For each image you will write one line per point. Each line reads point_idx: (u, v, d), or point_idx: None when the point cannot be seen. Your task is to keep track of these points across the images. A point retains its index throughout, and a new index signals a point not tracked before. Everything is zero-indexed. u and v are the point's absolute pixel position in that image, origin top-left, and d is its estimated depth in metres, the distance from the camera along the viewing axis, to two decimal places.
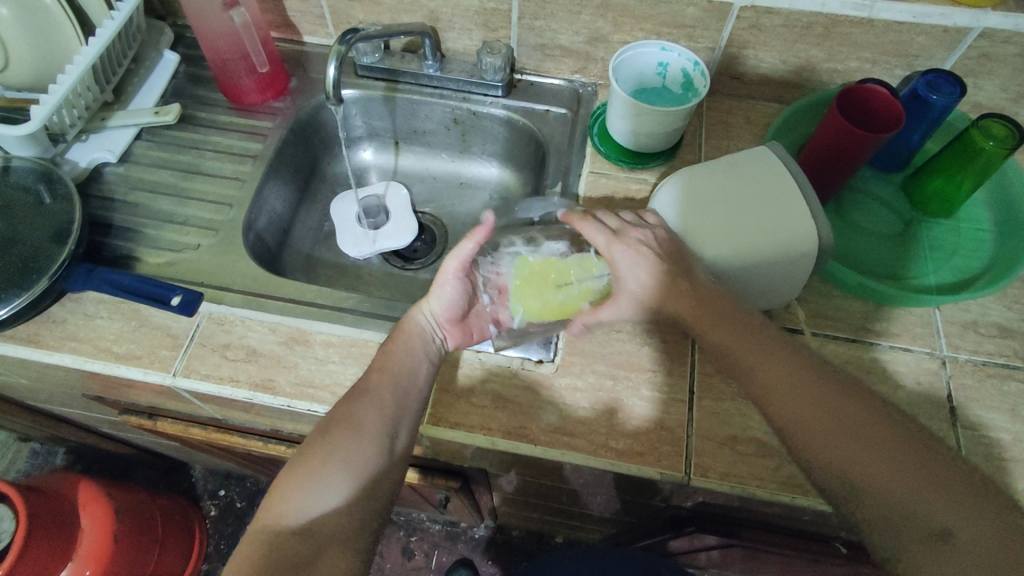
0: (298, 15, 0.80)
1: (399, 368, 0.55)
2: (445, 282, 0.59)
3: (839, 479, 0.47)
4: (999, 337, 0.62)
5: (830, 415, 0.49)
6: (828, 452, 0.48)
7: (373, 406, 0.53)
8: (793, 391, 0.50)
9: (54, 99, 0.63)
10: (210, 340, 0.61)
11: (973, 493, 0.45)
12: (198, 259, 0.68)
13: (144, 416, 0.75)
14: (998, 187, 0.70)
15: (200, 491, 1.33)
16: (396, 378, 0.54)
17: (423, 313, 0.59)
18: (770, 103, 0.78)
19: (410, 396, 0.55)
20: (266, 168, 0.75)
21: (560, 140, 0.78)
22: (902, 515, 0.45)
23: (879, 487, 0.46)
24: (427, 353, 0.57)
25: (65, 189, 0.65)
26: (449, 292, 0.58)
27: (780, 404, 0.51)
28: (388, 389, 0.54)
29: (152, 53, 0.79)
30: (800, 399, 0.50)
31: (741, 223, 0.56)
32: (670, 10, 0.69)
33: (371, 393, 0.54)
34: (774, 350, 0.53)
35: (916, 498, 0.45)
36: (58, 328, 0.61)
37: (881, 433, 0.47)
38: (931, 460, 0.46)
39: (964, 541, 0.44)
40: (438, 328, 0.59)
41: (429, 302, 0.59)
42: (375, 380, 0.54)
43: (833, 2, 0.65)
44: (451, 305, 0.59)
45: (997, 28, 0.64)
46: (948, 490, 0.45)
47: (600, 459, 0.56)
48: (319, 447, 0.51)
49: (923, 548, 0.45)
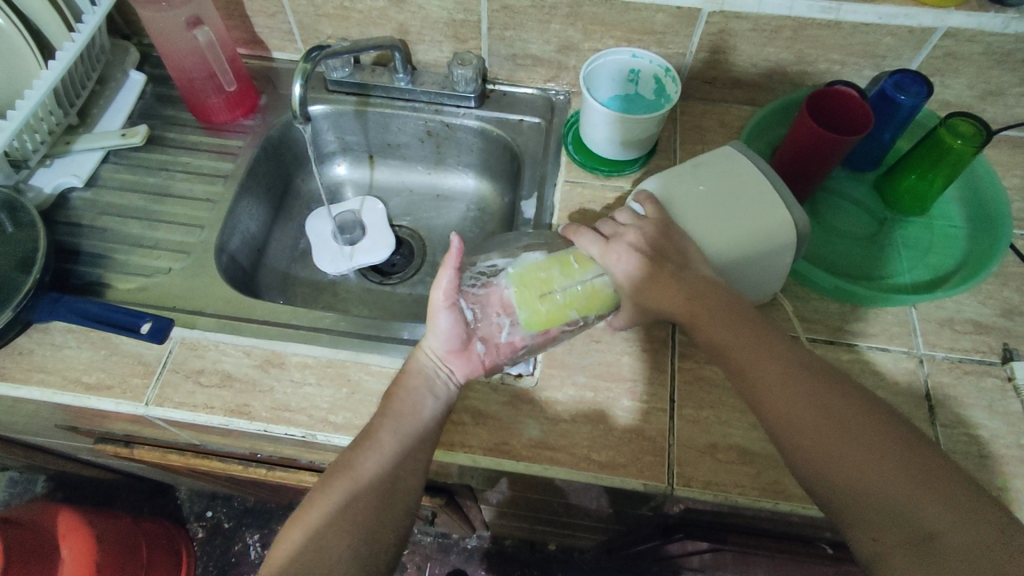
0: (265, 31, 0.79)
1: (402, 412, 0.53)
2: (437, 318, 0.54)
3: (823, 472, 0.46)
4: (974, 334, 0.63)
5: (817, 408, 0.48)
6: (813, 445, 0.47)
7: (373, 450, 0.51)
8: (780, 383, 0.50)
9: (14, 125, 0.62)
10: (183, 366, 0.60)
11: (966, 498, 0.43)
12: (170, 283, 0.67)
13: (121, 443, 0.73)
14: (970, 182, 0.71)
15: (187, 513, 1.31)
16: (397, 425, 0.52)
17: (425, 350, 0.55)
18: (743, 106, 0.79)
19: (416, 448, 0.52)
20: (237, 186, 0.74)
21: (534, 149, 0.77)
22: (895, 517, 0.44)
23: (864, 483, 0.45)
24: (434, 393, 0.54)
25: (28, 217, 0.63)
26: (444, 327, 0.54)
27: (767, 395, 0.50)
28: (390, 432, 0.52)
29: (118, 74, 0.77)
30: (787, 390, 0.49)
31: (722, 229, 0.56)
32: (639, 17, 0.69)
33: (372, 436, 0.52)
34: (762, 342, 0.52)
35: (903, 494, 0.44)
36: (26, 360, 0.60)
37: (870, 434, 0.46)
38: (919, 459, 0.45)
39: (950, 544, 0.42)
40: (443, 362, 0.55)
41: (431, 335, 0.55)
42: (381, 424, 0.53)
43: (800, 5, 0.65)
44: (447, 339, 0.54)
45: (961, 27, 0.64)
46: (938, 492, 0.44)
47: (582, 473, 0.56)
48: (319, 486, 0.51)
49: (908, 550, 0.43)
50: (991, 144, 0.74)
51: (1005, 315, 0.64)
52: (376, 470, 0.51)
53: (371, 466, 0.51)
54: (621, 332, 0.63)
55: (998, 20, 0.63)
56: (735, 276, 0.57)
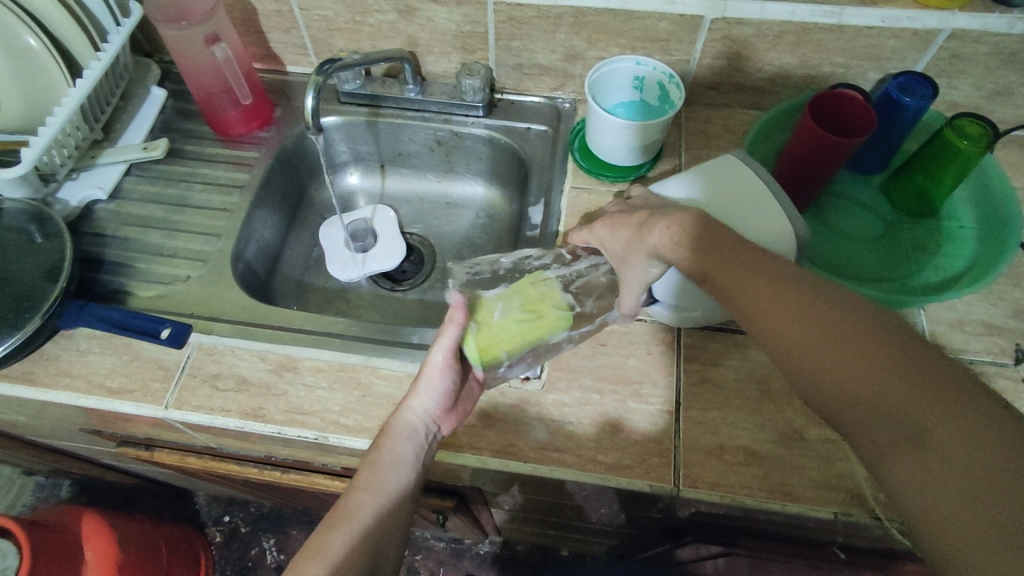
0: (280, 46, 0.81)
1: (384, 479, 0.51)
2: (434, 379, 0.52)
3: (805, 374, 0.42)
4: (985, 335, 0.62)
5: (799, 313, 0.43)
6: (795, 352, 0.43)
7: (344, 535, 0.47)
8: (763, 294, 0.46)
9: (42, 140, 0.65)
10: (201, 371, 0.62)
11: (955, 388, 0.36)
12: (189, 290, 0.69)
13: (142, 446, 0.76)
14: (978, 184, 0.70)
15: (205, 518, 1.33)
16: (374, 499, 0.50)
17: (414, 410, 0.53)
18: (748, 111, 0.79)
19: (391, 525, 0.51)
20: (252, 197, 0.77)
21: (541, 156, 0.78)
22: (880, 416, 0.38)
23: (849, 384, 0.40)
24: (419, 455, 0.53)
25: (56, 228, 0.66)
26: (440, 390, 0.52)
27: (750, 308, 0.46)
28: (369, 509, 0.49)
29: (140, 90, 0.80)
30: (769, 300, 0.45)
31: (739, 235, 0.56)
32: (643, 25, 0.70)
33: (349, 517, 0.48)
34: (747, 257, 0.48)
35: (881, 388, 0.38)
36: (52, 365, 0.63)
37: (845, 330, 0.41)
38: (903, 349, 0.39)
39: (945, 441, 0.35)
40: (432, 423, 0.54)
41: (418, 398, 0.53)
42: (360, 501, 0.49)
43: (802, 10, 0.66)
44: (442, 401, 0.53)
45: (966, 28, 0.64)
46: (921, 383, 0.37)
47: (588, 474, 0.56)
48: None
49: (908, 458, 0.37)
50: (1001, 145, 0.74)
51: (1017, 316, 0.63)
52: (356, 556, 0.47)
53: (347, 549, 0.47)
54: (628, 335, 0.63)
55: (1004, 21, 0.63)
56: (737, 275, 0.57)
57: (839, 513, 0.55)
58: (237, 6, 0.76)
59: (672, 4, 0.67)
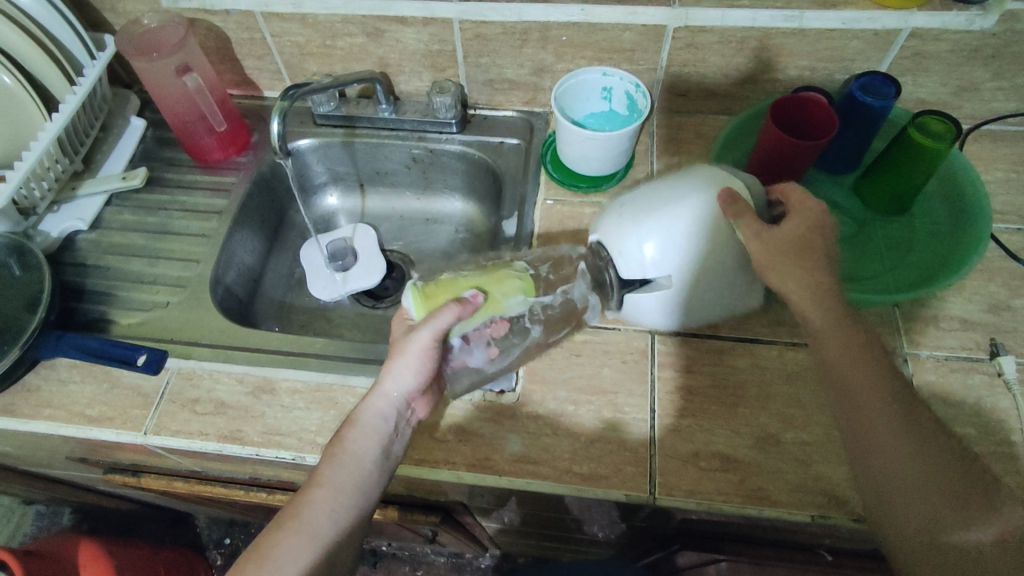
0: (255, 72, 0.83)
1: (342, 479, 0.52)
2: (411, 361, 0.54)
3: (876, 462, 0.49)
4: (961, 331, 0.62)
5: (917, 442, 0.48)
6: (905, 476, 0.47)
7: (293, 535, 0.50)
8: (881, 414, 0.50)
9: (19, 175, 0.66)
10: (180, 396, 0.63)
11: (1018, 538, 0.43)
12: (168, 316, 0.70)
13: (129, 472, 0.76)
14: (949, 179, 0.70)
15: (206, 541, 1.33)
16: (329, 499, 0.51)
17: (384, 399, 0.55)
18: (720, 116, 0.80)
19: (349, 524, 0.52)
20: (231, 222, 0.77)
21: (515, 170, 0.79)
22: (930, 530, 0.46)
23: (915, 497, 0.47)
24: (383, 447, 0.54)
25: (35, 260, 0.67)
26: (416, 368, 0.55)
27: (855, 420, 0.51)
28: (322, 509, 0.51)
29: (119, 120, 0.82)
30: (885, 415, 0.49)
31: (708, 294, 0.57)
32: (608, 36, 0.71)
33: (299, 518, 0.50)
34: (866, 363, 0.52)
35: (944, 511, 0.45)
36: (33, 396, 0.63)
37: (929, 452, 0.47)
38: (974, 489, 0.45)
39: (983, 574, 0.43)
40: (406, 406, 0.56)
41: (393, 383, 0.55)
42: (314, 497, 0.51)
43: (762, 15, 0.66)
44: (415, 383, 0.55)
45: (926, 27, 0.65)
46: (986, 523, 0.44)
47: (564, 485, 0.57)
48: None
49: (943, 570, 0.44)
50: (972, 140, 0.74)
51: (993, 311, 0.63)
52: (308, 558, 0.49)
53: (293, 549, 0.49)
54: (602, 344, 0.64)
55: (962, 18, 0.64)
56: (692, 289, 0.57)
57: (818, 516, 0.54)
58: (211, 35, 0.78)
59: (634, 15, 0.68)
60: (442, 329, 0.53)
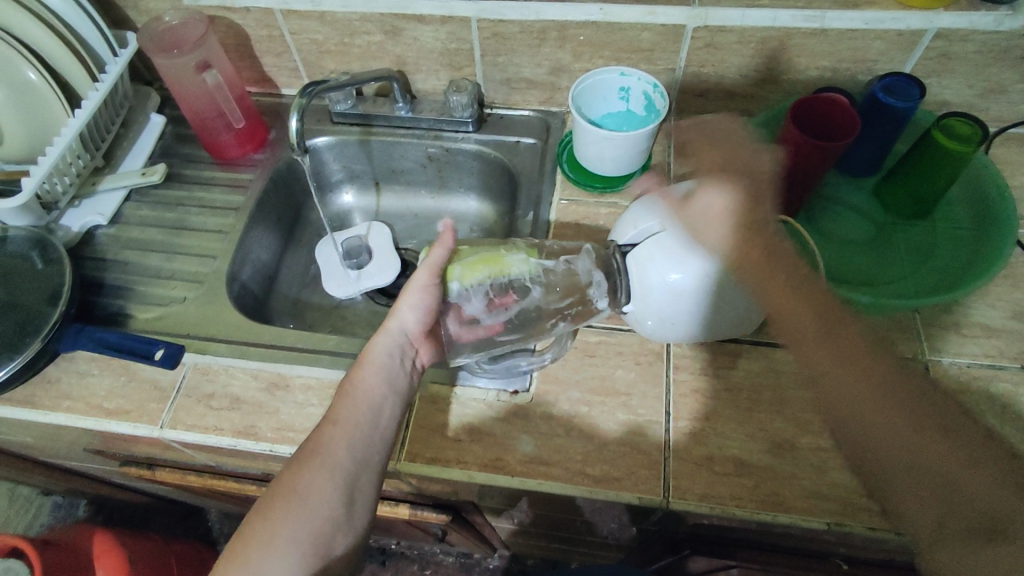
0: (274, 70, 0.83)
1: (357, 414, 0.53)
2: (415, 295, 0.57)
3: (874, 438, 0.50)
4: (983, 338, 0.61)
5: (914, 414, 0.49)
6: (910, 453, 0.48)
7: (317, 468, 0.49)
8: (863, 385, 0.51)
9: (43, 170, 0.67)
10: (195, 391, 0.63)
11: (979, 457, 0.47)
12: (185, 311, 0.70)
13: (144, 466, 0.77)
14: (973, 184, 0.69)
15: (217, 535, 1.34)
16: (346, 434, 0.51)
17: (390, 335, 0.56)
18: (738, 117, 0.79)
19: (367, 458, 0.52)
20: (248, 218, 0.78)
21: (531, 169, 0.79)
22: (954, 497, 0.46)
23: (919, 463, 0.48)
24: (393, 384, 0.56)
25: (57, 254, 0.68)
26: (421, 305, 0.57)
27: (841, 405, 0.52)
28: (340, 443, 0.51)
29: (140, 117, 0.83)
30: (880, 394, 0.50)
31: (735, 251, 0.55)
32: (626, 36, 0.71)
33: (322, 452, 0.50)
34: (852, 345, 0.52)
35: (940, 463, 0.47)
36: (53, 388, 0.64)
37: (921, 416, 0.49)
38: (971, 446, 0.47)
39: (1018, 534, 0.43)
40: (409, 344, 0.58)
41: (398, 319, 0.57)
42: (330, 433, 0.51)
43: (783, 15, 0.66)
44: (422, 319, 0.57)
45: (952, 27, 0.64)
46: (981, 467, 0.46)
47: (576, 487, 0.56)
48: (268, 513, 0.47)
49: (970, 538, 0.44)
50: (998, 144, 0.72)
51: (1016, 318, 0.61)
52: (334, 494, 0.49)
53: (317, 482, 0.49)
54: (616, 346, 0.63)
55: (990, 18, 0.63)
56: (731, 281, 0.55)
57: (834, 524, 0.53)
58: (230, 33, 0.78)
59: (653, 15, 0.68)
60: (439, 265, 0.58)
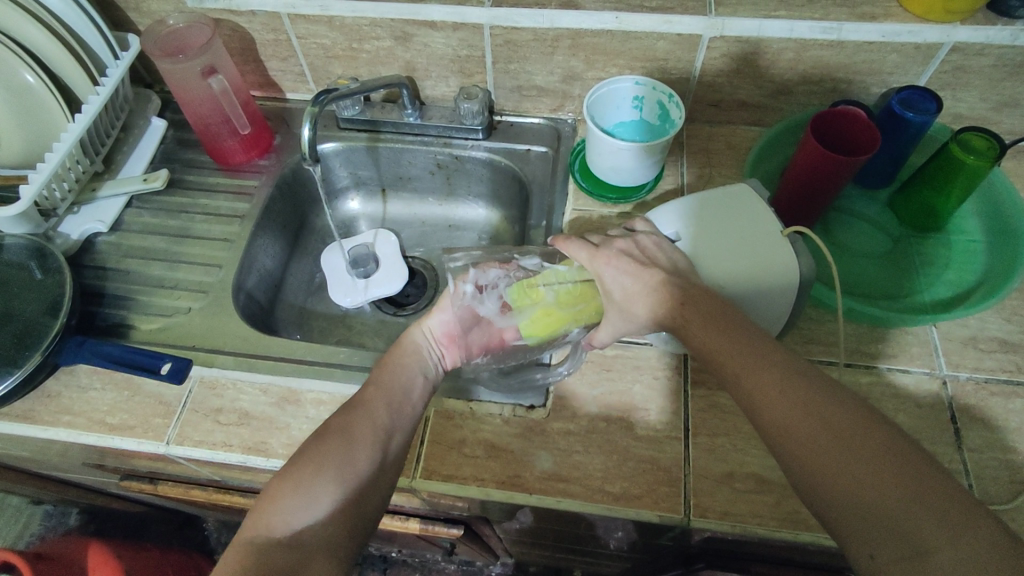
0: (279, 74, 0.82)
1: (395, 387, 0.56)
2: (447, 301, 0.63)
3: (795, 459, 0.44)
4: (1000, 353, 0.60)
5: (821, 422, 0.44)
6: (824, 471, 0.42)
7: (363, 423, 0.52)
8: (785, 399, 0.46)
9: (41, 177, 0.65)
10: (203, 406, 0.61)
11: (925, 482, 0.40)
12: (190, 322, 0.68)
13: (146, 479, 0.76)
14: (987, 199, 0.69)
15: (214, 544, 1.31)
16: (386, 397, 0.55)
17: (423, 332, 0.62)
18: (751, 127, 0.78)
19: (402, 423, 0.55)
20: (253, 225, 0.76)
21: (542, 178, 0.78)
22: (882, 519, 0.39)
23: (854, 487, 0.41)
24: (421, 372, 0.59)
25: (57, 263, 0.66)
26: (451, 308, 0.62)
27: (774, 431, 0.45)
28: (381, 403, 0.55)
29: (140, 121, 0.81)
30: (785, 404, 0.45)
31: (745, 247, 0.56)
32: (641, 45, 0.70)
33: (367, 405, 0.54)
34: (757, 355, 0.48)
35: (869, 488, 0.40)
36: (53, 402, 0.62)
37: (848, 429, 0.43)
38: (901, 457, 0.41)
39: (950, 561, 0.37)
40: (438, 346, 0.62)
41: (430, 318, 0.63)
42: (370, 394, 0.55)
43: (801, 26, 0.65)
44: (447, 327, 0.62)
45: (968, 41, 0.64)
46: (914, 487, 0.40)
47: (596, 505, 0.55)
48: (313, 455, 0.49)
49: (897, 561, 0.38)
50: (1010, 157, 0.72)
51: None
52: (374, 448, 0.51)
53: (360, 434, 0.52)
54: (633, 360, 0.62)
55: (1007, 32, 0.63)
56: (749, 296, 0.55)
57: None
58: (235, 37, 0.77)
59: (669, 24, 0.67)
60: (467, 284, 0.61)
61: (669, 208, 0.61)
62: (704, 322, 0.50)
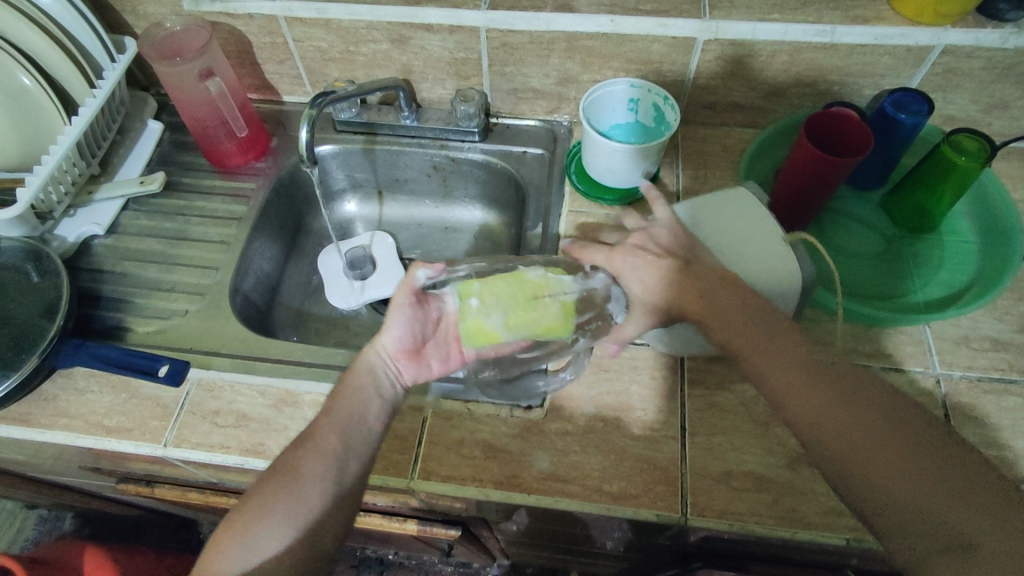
0: (275, 77, 0.82)
1: (350, 414, 0.53)
2: (395, 314, 0.57)
3: (828, 453, 0.45)
4: (992, 351, 0.61)
5: (852, 414, 0.45)
6: (859, 464, 0.43)
7: (315, 458, 0.50)
8: (814, 394, 0.46)
9: (39, 179, 0.65)
10: (200, 408, 0.61)
11: (958, 470, 0.41)
12: (188, 324, 0.68)
13: (143, 482, 0.75)
14: (980, 199, 0.70)
15: None
16: (340, 425, 0.52)
17: (375, 349, 0.57)
18: (745, 129, 0.79)
19: (359, 449, 0.52)
20: (250, 228, 0.76)
21: (539, 180, 0.78)
22: (920, 509, 0.41)
23: (890, 479, 0.42)
24: (381, 392, 0.55)
25: (53, 266, 0.66)
26: (401, 321, 0.57)
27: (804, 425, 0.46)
28: (334, 431, 0.52)
29: (137, 123, 0.81)
30: (815, 399, 0.46)
31: (749, 252, 0.56)
32: (636, 48, 0.70)
33: (316, 440, 0.51)
34: (782, 351, 0.49)
35: (904, 480, 0.42)
36: (50, 405, 0.62)
37: (878, 421, 0.44)
38: (930, 446, 0.43)
39: (989, 548, 0.39)
40: (393, 364, 0.57)
41: (382, 336, 0.57)
42: (321, 424, 0.52)
43: (794, 30, 0.66)
44: (403, 341, 0.57)
45: (959, 44, 0.65)
46: (948, 476, 0.41)
47: (594, 505, 0.55)
48: (260, 500, 0.48)
49: (938, 551, 0.40)
50: (1000, 157, 0.73)
51: None
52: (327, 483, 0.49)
53: (312, 472, 0.49)
54: (630, 360, 0.63)
55: (996, 35, 0.63)
56: None
57: (852, 539, 0.53)
58: (232, 40, 0.77)
59: (664, 27, 0.67)
60: (417, 283, 0.59)
61: (678, 207, 0.61)
62: (729, 318, 0.51)
